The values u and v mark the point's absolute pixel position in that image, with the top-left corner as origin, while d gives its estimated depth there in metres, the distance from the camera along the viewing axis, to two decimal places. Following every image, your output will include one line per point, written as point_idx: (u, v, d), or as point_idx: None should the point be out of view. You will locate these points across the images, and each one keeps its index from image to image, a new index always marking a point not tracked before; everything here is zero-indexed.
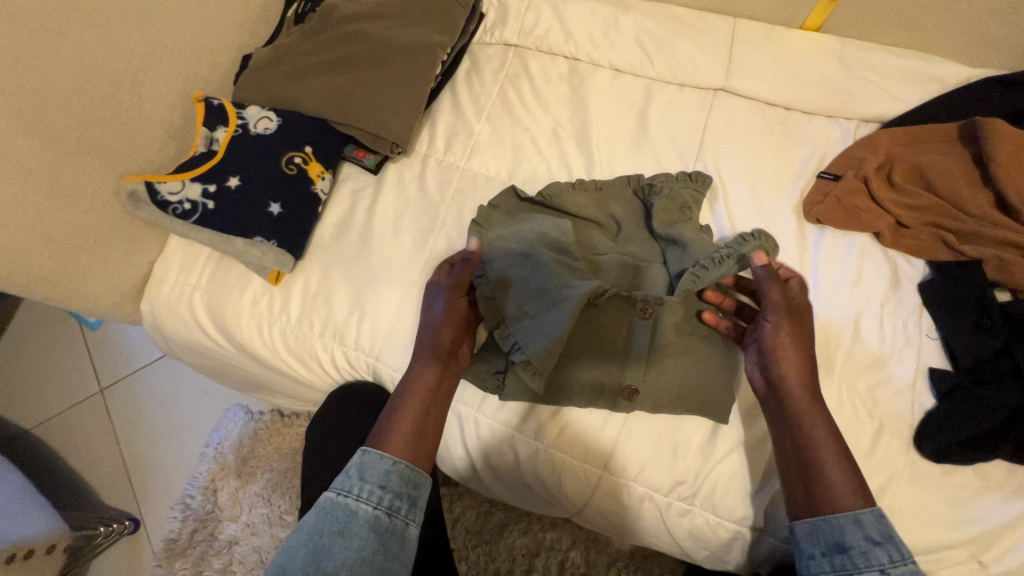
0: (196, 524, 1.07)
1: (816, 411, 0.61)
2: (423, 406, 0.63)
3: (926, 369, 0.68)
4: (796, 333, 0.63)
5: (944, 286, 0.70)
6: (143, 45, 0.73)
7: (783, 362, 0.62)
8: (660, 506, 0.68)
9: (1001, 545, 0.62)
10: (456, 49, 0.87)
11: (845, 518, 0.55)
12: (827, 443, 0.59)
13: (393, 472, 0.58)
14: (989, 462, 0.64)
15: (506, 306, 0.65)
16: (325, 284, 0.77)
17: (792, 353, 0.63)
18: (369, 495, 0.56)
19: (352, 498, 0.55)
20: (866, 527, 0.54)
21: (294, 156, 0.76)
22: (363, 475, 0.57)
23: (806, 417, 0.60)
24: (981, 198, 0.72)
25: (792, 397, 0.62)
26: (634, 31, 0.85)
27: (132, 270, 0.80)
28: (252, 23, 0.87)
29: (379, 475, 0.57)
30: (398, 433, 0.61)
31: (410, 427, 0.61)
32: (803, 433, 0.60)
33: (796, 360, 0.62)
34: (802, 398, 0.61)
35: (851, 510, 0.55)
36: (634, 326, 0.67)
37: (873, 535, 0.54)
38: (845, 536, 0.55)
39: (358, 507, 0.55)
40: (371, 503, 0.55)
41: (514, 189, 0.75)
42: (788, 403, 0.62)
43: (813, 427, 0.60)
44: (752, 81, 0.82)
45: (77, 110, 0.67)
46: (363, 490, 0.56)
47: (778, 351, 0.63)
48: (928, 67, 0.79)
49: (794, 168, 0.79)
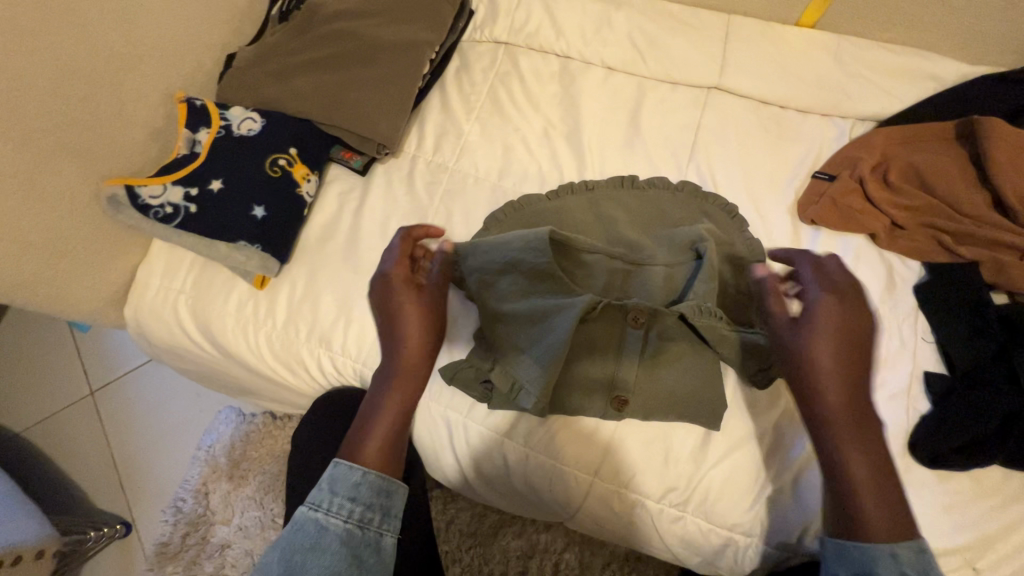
0: (188, 527, 1.07)
1: (858, 434, 0.54)
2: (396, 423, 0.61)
3: (921, 373, 0.67)
4: (829, 339, 0.55)
5: (942, 288, 0.69)
6: (123, 45, 0.71)
7: (818, 380, 0.55)
8: (652, 512, 0.67)
9: (995, 552, 0.61)
10: (445, 47, 0.86)
11: (881, 550, 0.50)
12: (872, 470, 0.53)
13: (363, 482, 0.56)
14: (985, 468, 0.63)
15: (505, 333, 0.66)
16: (311, 288, 0.75)
17: (830, 369, 0.55)
18: (340, 508, 0.54)
19: (322, 513, 0.54)
20: (903, 563, 0.50)
21: (279, 158, 0.74)
22: (333, 488, 0.56)
23: (847, 442, 0.54)
24: (978, 198, 0.71)
25: (837, 422, 0.54)
26: (626, 28, 0.84)
27: (115, 275, 0.78)
28: (237, 21, 0.85)
29: (349, 487, 0.56)
30: (374, 441, 0.60)
31: (386, 431, 0.60)
32: (844, 459, 0.54)
33: (841, 375, 0.54)
34: (849, 422, 0.54)
35: (888, 544, 0.51)
36: (626, 334, 0.65)
37: (909, 570, 0.49)
38: (876, 565, 0.50)
39: (329, 522, 0.53)
40: (342, 516, 0.54)
41: (502, 211, 0.74)
42: (831, 420, 0.55)
43: (856, 452, 0.54)
44: (746, 79, 0.81)
45: (54, 113, 0.66)
46: (332, 503, 0.55)
47: (815, 378, 0.55)
48: (925, 64, 0.78)
49: (789, 168, 0.78)
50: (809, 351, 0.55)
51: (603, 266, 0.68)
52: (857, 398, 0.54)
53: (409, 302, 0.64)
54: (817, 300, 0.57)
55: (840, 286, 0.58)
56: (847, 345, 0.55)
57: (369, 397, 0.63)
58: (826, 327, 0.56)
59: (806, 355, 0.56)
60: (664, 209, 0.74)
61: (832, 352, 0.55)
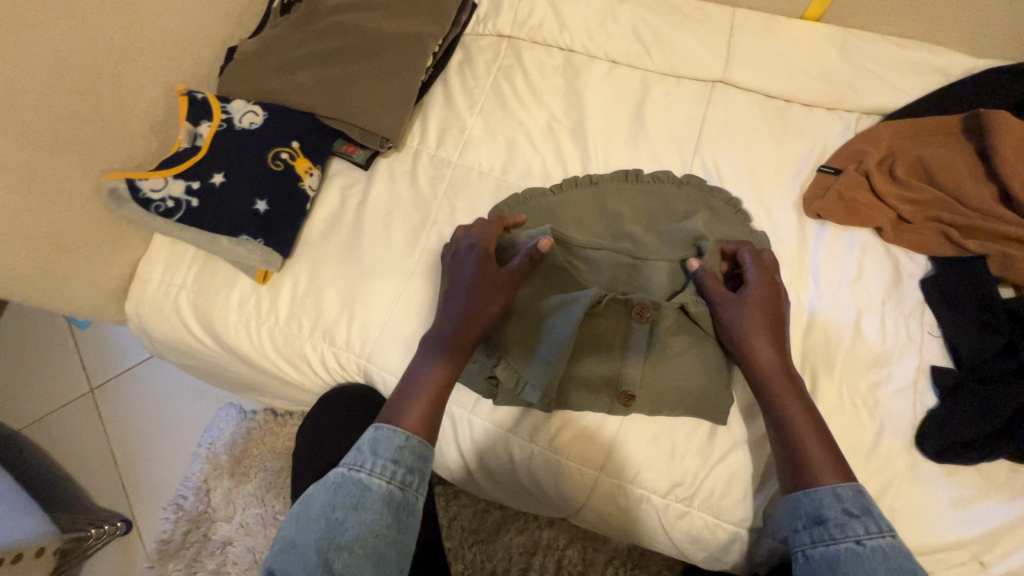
0: (190, 525, 1.07)
1: (792, 391, 0.60)
2: (434, 401, 0.61)
3: (928, 367, 0.67)
4: (764, 310, 0.63)
5: (949, 281, 0.69)
6: (123, 36, 0.70)
7: (755, 344, 0.62)
8: (658, 508, 0.67)
9: (1003, 547, 0.60)
10: (448, 41, 0.85)
11: (824, 491, 0.55)
12: (811, 425, 0.59)
13: (406, 447, 0.56)
14: (991, 462, 0.63)
15: (513, 330, 0.66)
16: (314, 284, 0.75)
17: (765, 335, 0.62)
18: (383, 469, 0.54)
19: (365, 473, 0.54)
20: (844, 501, 0.54)
21: (281, 152, 0.74)
22: (375, 450, 0.56)
23: (787, 399, 0.60)
24: (986, 191, 0.70)
25: (771, 382, 0.61)
26: (631, 21, 0.83)
27: (116, 270, 0.77)
28: (237, 14, 0.84)
29: (392, 450, 0.56)
30: (414, 409, 0.60)
31: (430, 399, 0.61)
32: (786, 413, 0.59)
33: (769, 339, 0.62)
34: (782, 380, 0.60)
35: (830, 485, 0.55)
36: (632, 330, 0.65)
37: (851, 508, 0.53)
38: (823, 509, 0.54)
39: (371, 482, 0.53)
40: (384, 478, 0.54)
41: (507, 204, 0.74)
42: (764, 381, 0.61)
43: (796, 409, 0.59)
44: (752, 73, 0.80)
45: (55, 106, 0.65)
46: (375, 465, 0.55)
47: (745, 342, 0.62)
48: (931, 57, 0.77)
49: (794, 161, 0.78)
50: (747, 319, 0.63)
51: (607, 263, 0.68)
52: (783, 360, 0.62)
53: (486, 281, 0.64)
54: (754, 278, 0.65)
55: (771, 269, 0.67)
56: (771, 316, 0.63)
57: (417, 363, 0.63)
58: (761, 301, 0.64)
59: (744, 323, 0.63)
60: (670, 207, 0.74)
61: (761, 319, 0.63)
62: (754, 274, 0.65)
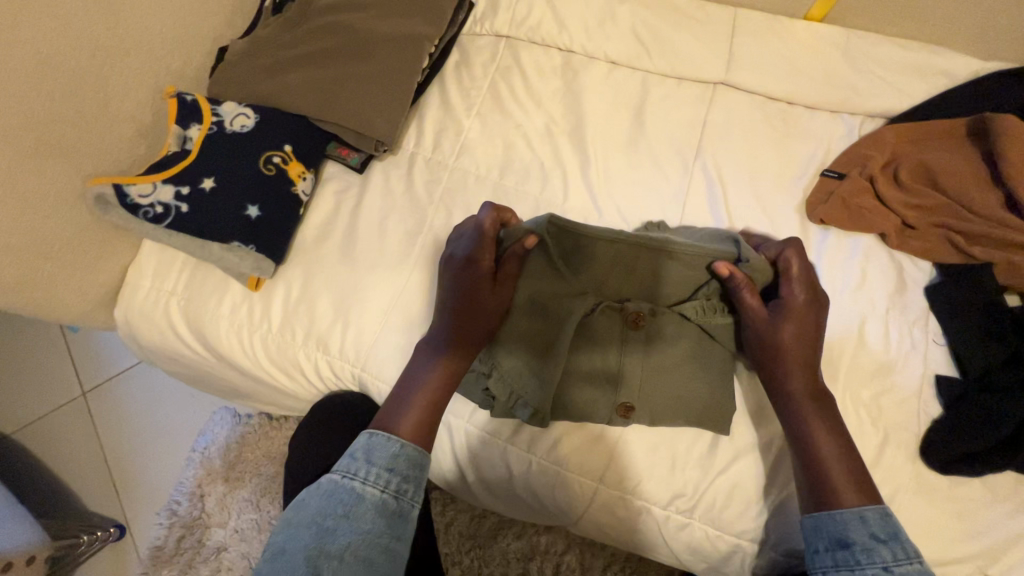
0: (183, 531, 1.05)
1: (818, 414, 0.59)
2: (425, 413, 0.60)
3: (932, 376, 0.66)
4: (799, 328, 0.60)
5: (954, 289, 0.68)
6: (109, 37, 0.68)
7: (787, 363, 0.60)
8: (658, 519, 0.66)
9: (1008, 560, 0.59)
10: (445, 40, 0.83)
11: (849, 514, 0.54)
12: (836, 445, 0.58)
13: (401, 455, 0.56)
14: (997, 474, 0.62)
15: (511, 332, 0.64)
16: (307, 290, 0.73)
17: (796, 354, 0.60)
18: (377, 478, 0.54)
19: (359, 481, 0.54)
20: (870, 524, 0.53)
21: (273, 156, 0.72)
22: (370, 458, 0.55)
23: (814, 420, 0.58)
24: (992, 196, 0.69)
25: (797, 404, 0.59)
26: (631, 22, 0.81)
27: (104, 276, 0.76)
28: (228, 13, 0.82)
29: (387, 458, 0.55)
30: (411, 414, 0.60)
31: (424, 407, 0.60)
32: (810, 434, 0.58)
33: (801, 359, 0.60)
34: (807, 403, 0.59)
35: (855, 508, 0.54)
36: (626, 337, 0.64)
37: (878, 532, 0.52)
38: (848, 532, 0.53)
39: (365, 490, 0.53)
40: (378, 486, 0.54)
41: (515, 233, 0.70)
42: (790, 402, 0.60)
43: (821, 432, 0.58)
44: (754, 75, 0.79)
45: (38, 110, 0.63)
46: (370, 473, 0.54)
47: (777, 363, 0.60)
48: (937, 59, 0.76)
49: (797, 166, 0.76)
50: (781, 339, 0.60)
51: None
52: (813, 381, 0.60)
53: (484, 283, 0.62)
54: (790, 293, 0.61)
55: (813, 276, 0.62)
56: (806, 333, 0.60)
57: (416, 369, 0.62)
58: (796, 319, 0.60)
59: (777, 344, 0.60)
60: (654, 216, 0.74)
61: (795, 337, 0.60)
62: (790, 287, 0.61)
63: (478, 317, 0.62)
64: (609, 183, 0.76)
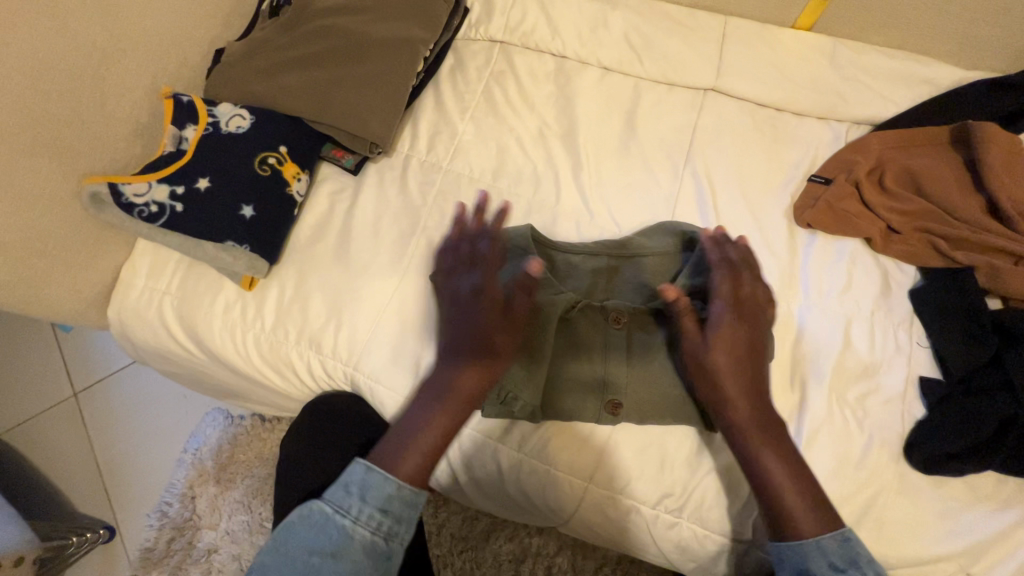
0: (174, 532, 1.05)
1: (768, 438, 0.58)
2: (435, 444, 0.59)
3: (915, 377, 0.67)
4: (730, 353, 0.60)
5: (937, 292, 0.69)
6: (106, 38, 0.69)
7: (726, 390, 0.59)
8: (647, 519, 0.66)
9: (988, 558, 0.61)
10: (440, 45, 0.84)
11: (809, 545, 0.54)
12: (784, 467, 0.58)
13: (396, 496, 0.55)
14: (979, 473, 0.64)
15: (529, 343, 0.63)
16: (301, 290, 0.74)
17: (733, 377, 0.59)
18: (369, 518, 0.54)
19: (350, 520, 0.53)
20: (829, 553, 0.53)
21: (268, 156, 0.73)
22: (365, 495, 0.55)
23: (762, 446, 0.58)
24: (975, 203, 0.71)
25: (744, 431, 0.59)
26: (623, 29, 0.83)
27: (97, 275, 0.76)
28: (225, 15, 0.83)
29: (381, 497, 0.55)
30: (414, 451, 0.58)
31: (431, 440, 0.59)
32: (759, 462, 0.58)
33: (738, 384, 0.59)
34: (754, 429, 0.58)
35: (814, 538, 0.54)
36: (609, 336, 0.66)
37: (836, 561, 0.53)
38: (810, 562, 0.54)
39: (356, 531, 0.53)
40: (369, 527, 0.53)
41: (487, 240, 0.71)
42: (737, 431, 0.59)
43: (772, 459, 0.58)
44: (743, 82, 0.80)
45: (34, 109, 0.64)
46: (362, 512, 0.54)
47: (713, 392, 0.60)
48: (920, 69, 0.78)
49: (785, 170, 0.78)
50: (714, 363, 0.59)
51: (583, 267, 0.70)
52: (757, 405, 0.59)
53: (500, 328, 0.59)
54: (719, 314, 0.60)
55: (745, 297, 0.62)
56: (741, 357, 0.60)
57: (423, 404, 0.60)
58: (727, 340, 0.60)
59: (711, 368, 0.59)
60: (638, 222, 0.75)
61: (729, 363, 0.59)
62: (718, 308, 0.61)
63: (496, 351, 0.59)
64: (600, 186, 0.77)
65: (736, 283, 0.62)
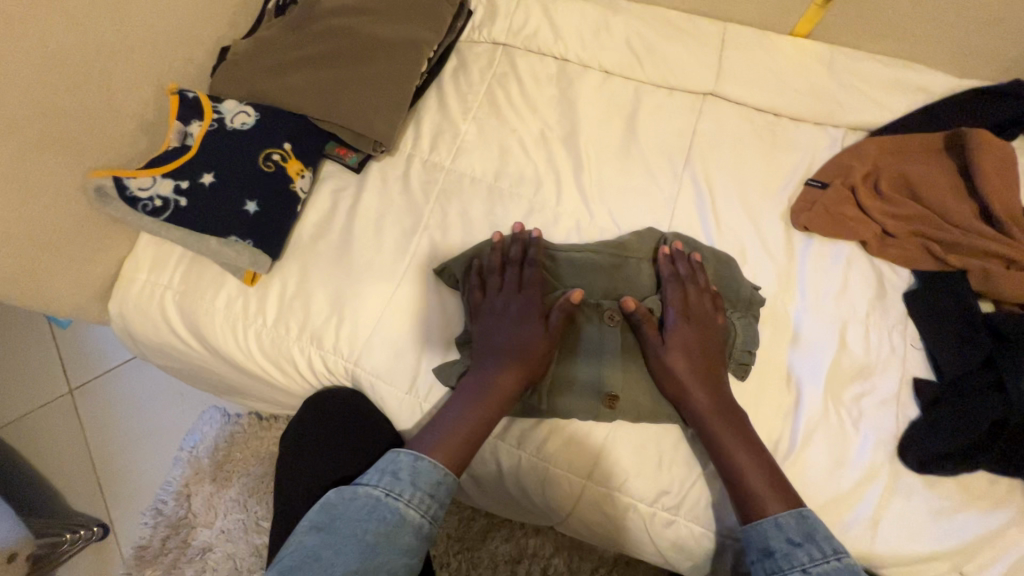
0: (169, 530, 1.05)
1: (730, 427, 0.62)
2: (470, 438, 0.62)
3: (909, 379, 0.68)
4: (685, 352, 0.65)
5: (930, 294, 0.70)
6: (114, 33, 0.70)
7: (684, 386, 0.64)
8: (644, 516, 0.67)
9: (980, 557, 0.62)
10: (444, 46, 0.85)
11: (768, 523, 0.57)
12: (749, 457, 0.61)
13: (443, 484, 0.60)
14: (972, 473, 0.64)
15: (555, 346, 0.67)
16: (303, 286, 0.74)
17: (692, 376, 0.64)
18: (419, 502, 0.58)
19: (403, 502, 0.57)
20: (786, 530, 0.56)
21: (272, 153, 0.73)
22: (415, 481, 0.59)
23: (725, 435, 0.61)
24: (969, 208, 0.72)
25: (706, 422, 0.62)
26: (624, 34, 0.84)
27: (99, 268, 0.76)
28: (231, 14, 0.84)
29: (430, 484, 0.59)
30: (451, 444, 0.61)
31: (466, 434, 0.62)
32: (723, 451, 0.61)
33: (695, 381, 0.64)
34: (717, 419, 0.62)
35: (773, 515, 0.58)
36: (604, 335, 0.67)
37: (793, 536, 0.56)
38: (769, 540, 0.57)
39: (408, 512, 0.57)
40: (419, 510, 0.58)
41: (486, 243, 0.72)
42: (699, 424, 0.63)
43: (734, 446, 0.61)
44: (742, 87, 0.81)
45: (42, 102, 0.64)
46: (413, 496, 0.58)
47: (674, 389, 0.64)
48: (915, 76, 0.79)
49: (782, 174, 0.79)
50: (672, 365, 0.64)
51: (585, 267, 0.70)
52: (715, 399, 0.63)
53: (537, 337, 0.65)
54: (673, 320, 0.66)
55: (694, 300, 0.67)
56: (696, 355, 0.65)
57: (458, 400, 0.63)
58: (681, 341, 0.65)
59: (671, 369, 0.64)
60: (637, 222, 0.76)
61: (686, 362, 0.64)
62: (672, 314, 0.66)
63: (534, 357, 0.64)
64: (601, 187, 0.78)
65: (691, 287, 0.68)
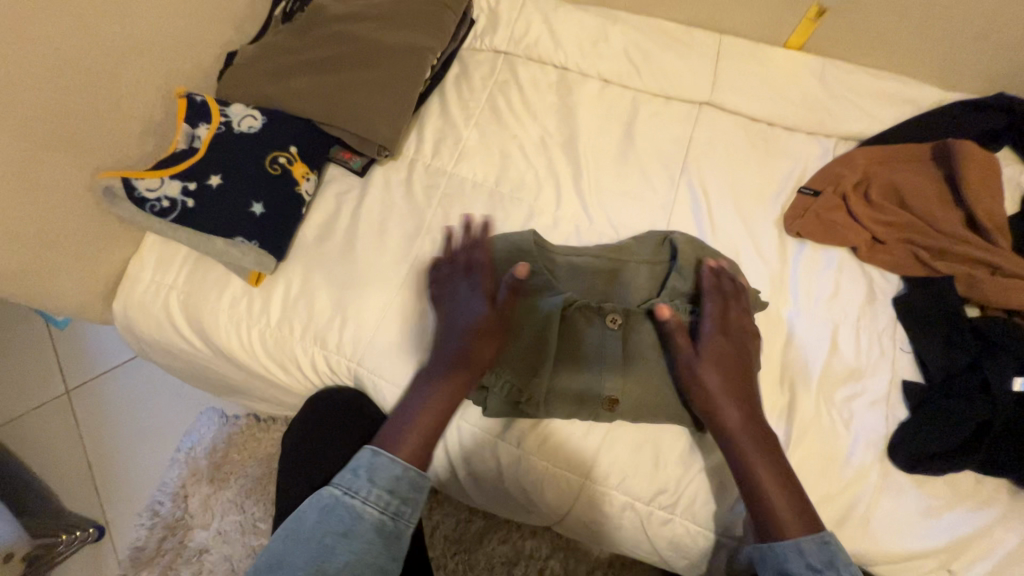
0: (165, 531, 1.05)
1: (757, 444, 0.62)
2: (430, 429, 0.62)
3: (899, 381, 0.70)
4: (719, 365, 0.64)
5: (919, 299, 0.72)
6: (123, 37, 0.71)
7: (716, 399, 0.63)
8: (641, 515, 0.68)
9: (968, 554, 0.63)
10: (446, 54, 0.87)
11: (789, 545, 0.56)
12: (773, 475, 0.60)
13: (403, 477, 0.57)
14: (961, 473, 0.66)
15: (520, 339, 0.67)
16: (307, 287, 0.75)
17: (725, 391, 0.63)
18: (377, 498, 0.55)
19: (359, 500, 0.54)
20: (808, 555, 0.55)
21: (279, 156, 0.75)
22: (373, 477, 0.56)
23: (752, 450, 0.61)
24: (954, 216, 0.75)
25: (735, 436, 0.62)
26: (623, 44, 0.86)
27: (104, 268, 0.77)
28: (238, 20, 0.85)
29: (388, 479, 0.56)
30: (410, 436, 0.61)
31: (426, 426, 0.62)
32: (748, 467, 0.61)
33: (727, 395, 0.63)
34: (745, 434, 0.62)
35: (794, 539, 0.57)
36: (607, 339, 0.68)
37: (814, 562, 0.55)
38: (787, 562, 0.56)
39: (365, 510, 0.53)
40: (378, 507, 0.54)
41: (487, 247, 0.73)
42: (727, 438, 0.63)
43: (760, 462, 0.61)
44: (737, 96, 0.84)
45: (53, 103, 0.65)
46: (370, 492, 0.55)
47: (705, 402, 0.64)
48: (903, 89, 0.82)
49: (776, 181, 0.81)
50: (706, 378, 0.64)
51: (584, 270, 0.72)
52: (746, 414, 0.63)
53: (484, 323, 0.65)
54: (708, 332, 0.66)
55: (729, 316, 0.67)
56: (729, 369, 0.65)
57: (416, 395, 0.64)
58: (715, 354, 0.65)
59: (703, 382, 0.64)
60: (636, 227, 0.78)
61: (718, 375, 0.64)
62: (709, 326, 0.66)
63: (485, 344, 0.64)
64: (600, 193, 0.80)
65: (726, 301, 0.68)
